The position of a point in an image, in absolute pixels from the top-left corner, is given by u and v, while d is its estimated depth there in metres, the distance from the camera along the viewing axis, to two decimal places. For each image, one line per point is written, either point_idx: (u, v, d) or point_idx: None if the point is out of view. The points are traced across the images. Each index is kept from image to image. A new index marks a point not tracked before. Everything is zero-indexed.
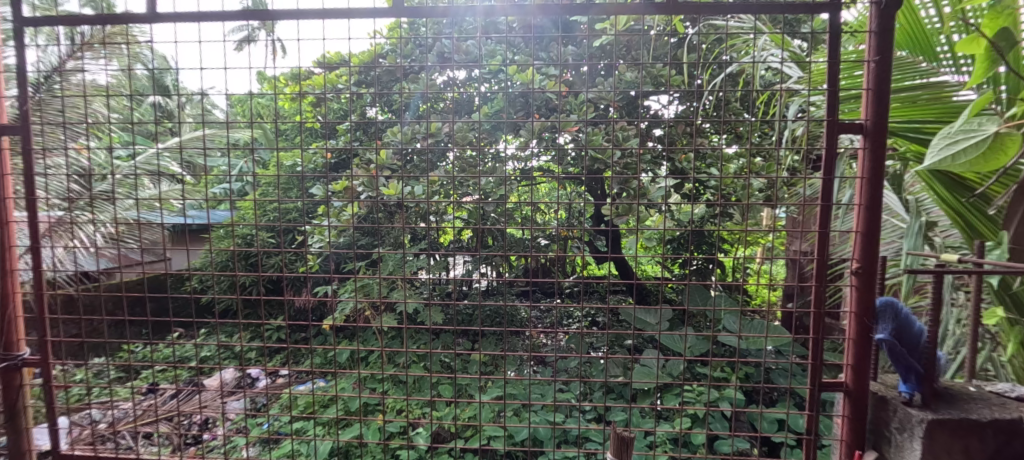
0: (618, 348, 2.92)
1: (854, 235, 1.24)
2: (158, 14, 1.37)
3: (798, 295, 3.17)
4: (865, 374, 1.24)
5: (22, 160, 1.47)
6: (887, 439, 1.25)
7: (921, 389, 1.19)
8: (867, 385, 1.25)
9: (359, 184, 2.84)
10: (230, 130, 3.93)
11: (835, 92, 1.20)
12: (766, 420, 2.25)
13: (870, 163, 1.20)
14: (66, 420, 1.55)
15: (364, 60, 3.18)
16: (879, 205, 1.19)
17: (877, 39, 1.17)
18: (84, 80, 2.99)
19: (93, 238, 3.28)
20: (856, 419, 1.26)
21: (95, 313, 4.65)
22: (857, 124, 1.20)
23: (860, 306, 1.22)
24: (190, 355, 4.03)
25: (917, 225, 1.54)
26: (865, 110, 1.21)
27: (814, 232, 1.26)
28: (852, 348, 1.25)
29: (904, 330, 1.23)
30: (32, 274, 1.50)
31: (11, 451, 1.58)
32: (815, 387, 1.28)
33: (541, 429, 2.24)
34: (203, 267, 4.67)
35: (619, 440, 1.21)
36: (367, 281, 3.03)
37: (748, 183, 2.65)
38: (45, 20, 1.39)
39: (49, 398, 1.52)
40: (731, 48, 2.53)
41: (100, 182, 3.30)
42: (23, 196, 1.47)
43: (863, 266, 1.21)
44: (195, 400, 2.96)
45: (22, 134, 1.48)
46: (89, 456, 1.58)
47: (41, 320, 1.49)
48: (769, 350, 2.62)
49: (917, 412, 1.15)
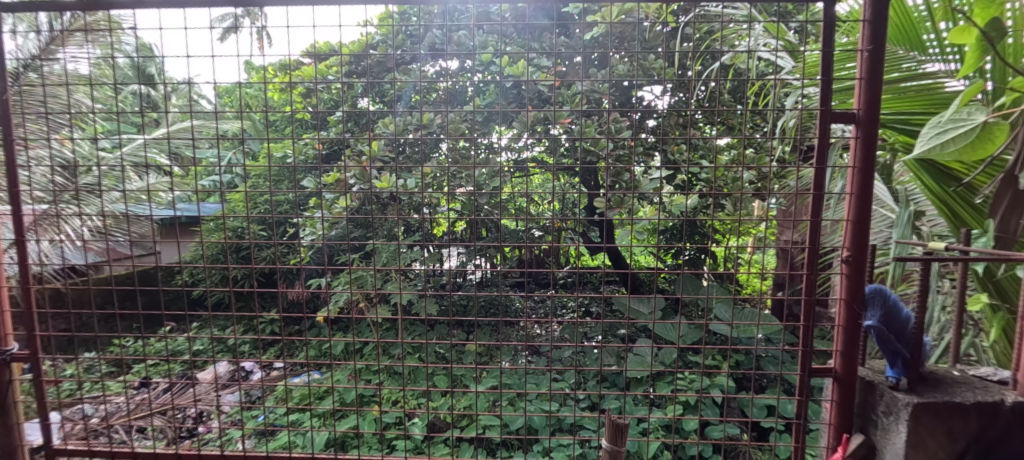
0: (612, 337, 2.98)
1: (845, 224, 1.26)
2: (141, 0, 1.34)
3: (788, 283, 3.24)
4: (854, 360, 1.27)
5: (5, 154, 1.45)
6: (874, 423, 1.28)
7: (908, 374, 1.22)
8: (854, 371, 1.28)
9: (352, 177, 2.84)
10: (219, 122, 3.89)
11: (828, 80, 1.21)
12: (755, 406, 2.41)
13: (862, 152, 1.21)
14: (57, 417, 1.54)
15: (354, 50, 3.14)
16: (869, 194, 1.21)
17: (871, 29, 1.18)
18: (67, 70, 2.93)
19: (78, 231, 3.24)
20: (844, 404, 1.29)
21: (85, 307, 4.66)
22: (850, 113, 1.21)
23: (849, 293, 1.25)
24: (182, 348, 4.00)
25: (906, 216, 1.61)
26: (860, 100, 1.22)
27: (805, 221, 1.28)
28: (842, 335, 1.27)
29: (891, 316, 1.26)
30: (17, 268, 1.47)
31: (3, 448, 1.56)
32: (805, 373, 1.30)
33: (536, 417, 2.37)
34: (194, 260, 4.67)
35: (614, 427, 1.23)
36: (361, 273, 3.10)
37: (738, 175, 2.70)
38: (22, 7, 1.34)
39: (41, 394, 1.50)
40: (724, 39, 2.56)
41: (86, 175, 3.26)
42: (5, 190, 1.44)
43: (854, 254, 1.23)
44: (190, 393, 2.96)
45: (6, 127, 1.45)
46: (83, 451, 1.58)
47: (30, 317, 1.46)
48: (759, 339, 2.67)
49: (904, 396, 1.18)
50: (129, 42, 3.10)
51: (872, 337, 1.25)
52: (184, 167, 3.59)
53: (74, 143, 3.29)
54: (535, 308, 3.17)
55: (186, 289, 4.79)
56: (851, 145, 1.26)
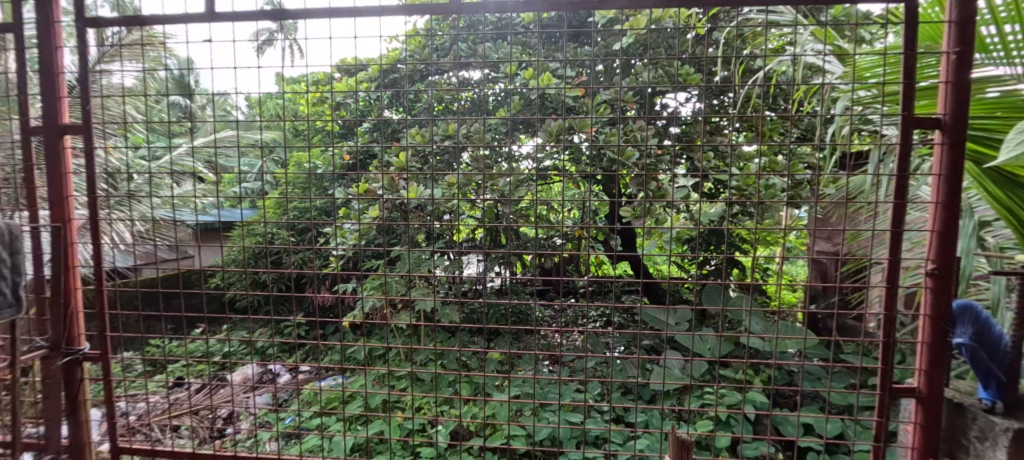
0: (636, 348, 2.94)
1: (929, 235, 1.34)
2: (215, 14, 1.51)
3: (822, 296, 3.13)
4: (940, 381, 1.33)
5: (87, 160, 1.62)
6: (964, 447, 1.35)
7: (1002, 396, 1.29)
8: (939, 392, 1.34)
9: (380, 186, 2.90)
10: (251, 132, 4.02)
11: (911, 85, 1.32)
12: (791, 425, 2.31)
13: (948, 158, 1.28)
14: (119, 410, 1.75)
15: (382, 63, 3.20)
16: (957, 200, 1.28)
17: (958, 30, 1.27)
18: (115, 82, 3.09)
19: (120, 235, 3.38)
20: (929, 424, 1.35)
21: (124, 308, 4.86)
22: (935, 118, 1.29)
23: (934, 309, 1.32)
24: (213, 349, 4.11)
25: (970, 226, 1.61)
26: (946, 104, 1.30)
27: (887, 231, 1.36)
28: (926, 352, 1.34)
29: (986, 334, 1.29)
30: (94, 263, 1.72)
31: (74, 444, 1.75)
32: (888, 393, 1.37)
33: (561, 429, 2.34)
34: (225, 265, 4.82)
35: (680, 442, 1.25)
36: (385, 279, 3.16)
37: (771, 183, 2.62)
38: (89, 23, 1.58)
39: (110, 388, 1.73)
40: (758, 42, 2.48)
41: (129, 181, 3.41)
42: (87, 194, 1.65)
43: (940, 266, 1.30)
44: (221, 394, 3.05)
45: (86, 134, 1.61)
46: (147, 450, 1.75)
47: (102, 318, 1.67)
48: (793, 353, 2.58)
49: (1001, 421, 1.25)
50: (172, 55, 3.23)
51: (963, 355, 1.30)
52: (217, 174, 3.71)
53: (119, 152, 3.46)
54: (555, 317, 3.16)
55: (216, 293, 4.94)
56: (935, 152, 1.34)
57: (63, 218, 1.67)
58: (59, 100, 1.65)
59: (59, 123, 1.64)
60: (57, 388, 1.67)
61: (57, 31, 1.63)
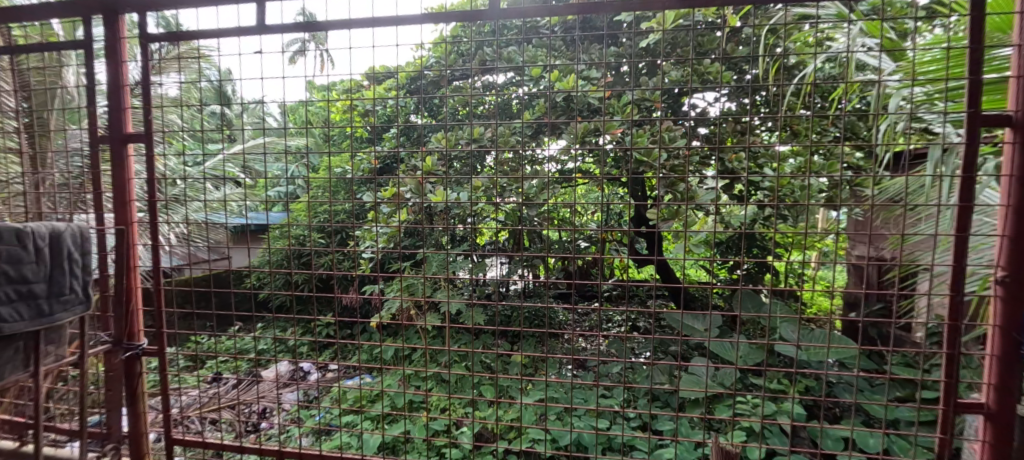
0: (663, 354, 2.89)
1: (998, 240, 1.24)
2: (264, 26, 1.59)
3: (863, 303, 2.97)
4: (1012, 397, 1.22)
5: (147, 167, 1.73)
6: None
7: None
8: (1012, 408, 1.23)
9: (407, 190, 2.96)
10: (287, 138, 4.19)
11: (978, 80, 1.21)
12: (829, 438, 2.20)
13: (1020, 158, 1.18)
14: (173, 401, 1.88)
15: (409, 70, 3.28)
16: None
17: None
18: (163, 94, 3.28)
19: (167, 238, 3.58)
20: (1000, 443, 1.25)
21: (168, 306, 5.12)
22: (1005, 116, 1.20)
23: (1006, 320, 1.22)
24: (250, 346, 4.30)
25: None
26: (1016, 100, 1.20)
27: (950, 236, 1.26)
28: (996, 366, 1.24)
29: None
30: (150, 266, 1.83)
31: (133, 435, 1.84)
32: (952, 408, 1.27)
33: (586, 435, 2.31)
34: (261, 265, 5.03)
35: (723, 452, 1.32)
36: (411, 281, 3.23)
37: (807, 183, 2.51)
38: (152, 38, 1.69)
39: (166, 380, 1.84)
40: (795, 38, 2.38)
41: (174, 187, 3.61)
42: (147, 199, 1.77)
43: (1011, 273, 1.20)
44: (255, 390, 3.17)
45: (147, 142, 1.73)
46: (199, 441, 1.88)
47: (160, 314, 1.79)
48: (831, 363, 2.46)
49: None
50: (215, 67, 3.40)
51: None
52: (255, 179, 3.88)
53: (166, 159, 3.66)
54: (579, 320, 3.17)
55: (253, 293, 5.16)
56: (1005, 151, 1.24)
57: (125, 221, 1.78)
58: (124, 111, 1.76)
59: (123, 132, 1.75)
60: (117, 379, 1.81)
61: (122, 44, 1.75)
